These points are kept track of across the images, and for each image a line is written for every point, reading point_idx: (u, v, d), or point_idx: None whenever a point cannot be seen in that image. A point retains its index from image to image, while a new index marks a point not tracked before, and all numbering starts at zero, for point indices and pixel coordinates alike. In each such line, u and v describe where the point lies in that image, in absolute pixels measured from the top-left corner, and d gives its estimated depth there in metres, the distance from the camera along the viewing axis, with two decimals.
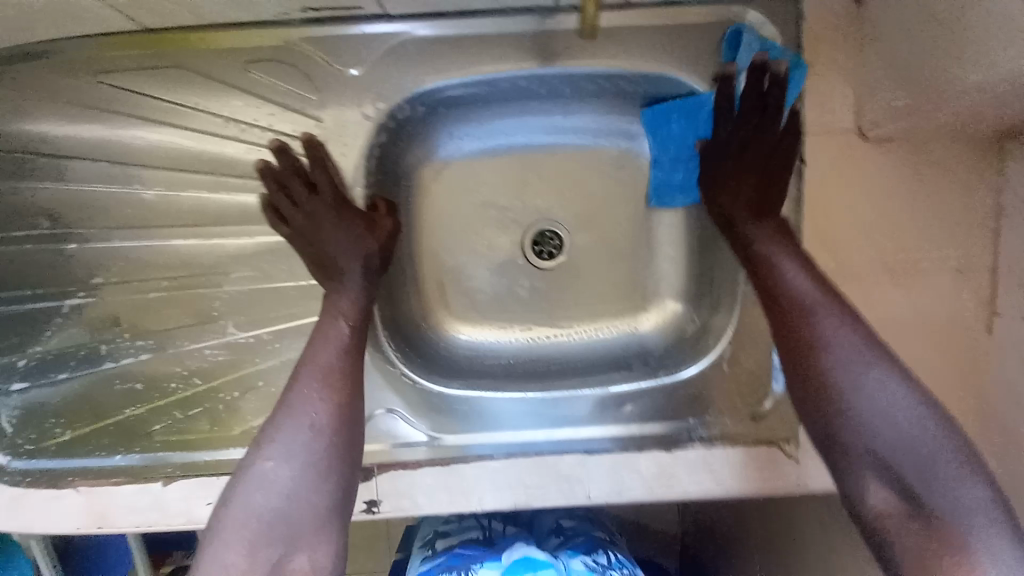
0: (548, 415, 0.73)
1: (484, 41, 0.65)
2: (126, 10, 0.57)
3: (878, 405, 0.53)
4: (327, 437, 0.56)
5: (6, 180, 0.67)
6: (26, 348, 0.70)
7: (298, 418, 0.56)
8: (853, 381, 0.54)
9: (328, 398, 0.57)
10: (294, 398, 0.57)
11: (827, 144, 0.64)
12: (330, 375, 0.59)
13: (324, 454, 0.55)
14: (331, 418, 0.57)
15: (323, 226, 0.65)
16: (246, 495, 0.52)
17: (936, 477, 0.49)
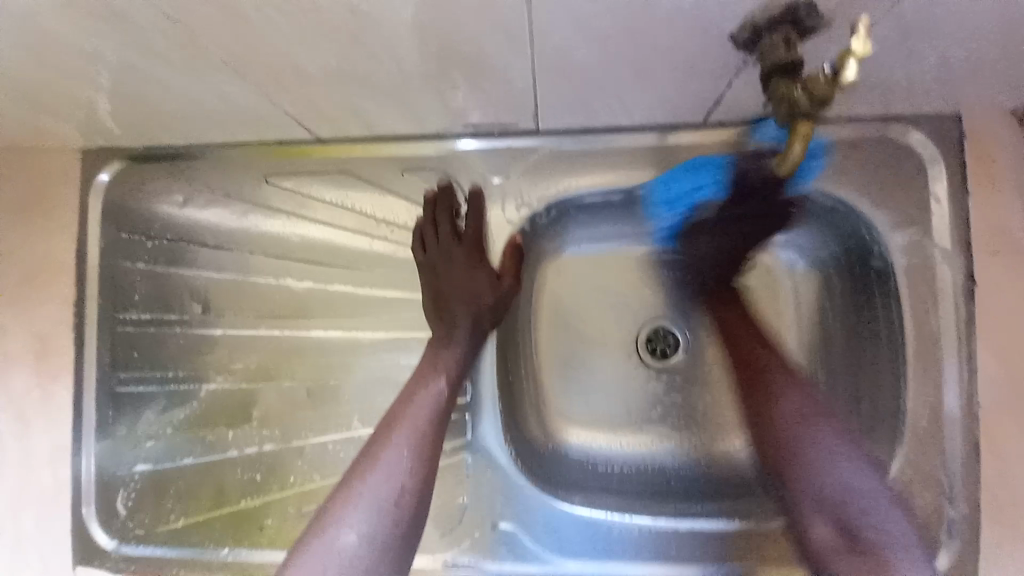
0: (680, 546, 0.66)
1: (628, 150, 0.66)
2: (305, 121, 0.62)
3: (844, 474, 0.62)
4: (405, 504, 0.57)
5: (163, 267, 0.72)
6: (156, 429, 0.71)
7: (382, 478, 0.58)
8: (822, 454, 0.64)
9: (415, 464, 0.59)
10: (384, 457, 0.59)
11: (996, 265, 0.61)
12: (421, 440, 0.60)
13: (399, 522, 0.57)
14: (413, 483, 0.58)
15: (453, 270, 0.67)
16: (321, 556, 0.54)
17: (876, 518, 0.60)
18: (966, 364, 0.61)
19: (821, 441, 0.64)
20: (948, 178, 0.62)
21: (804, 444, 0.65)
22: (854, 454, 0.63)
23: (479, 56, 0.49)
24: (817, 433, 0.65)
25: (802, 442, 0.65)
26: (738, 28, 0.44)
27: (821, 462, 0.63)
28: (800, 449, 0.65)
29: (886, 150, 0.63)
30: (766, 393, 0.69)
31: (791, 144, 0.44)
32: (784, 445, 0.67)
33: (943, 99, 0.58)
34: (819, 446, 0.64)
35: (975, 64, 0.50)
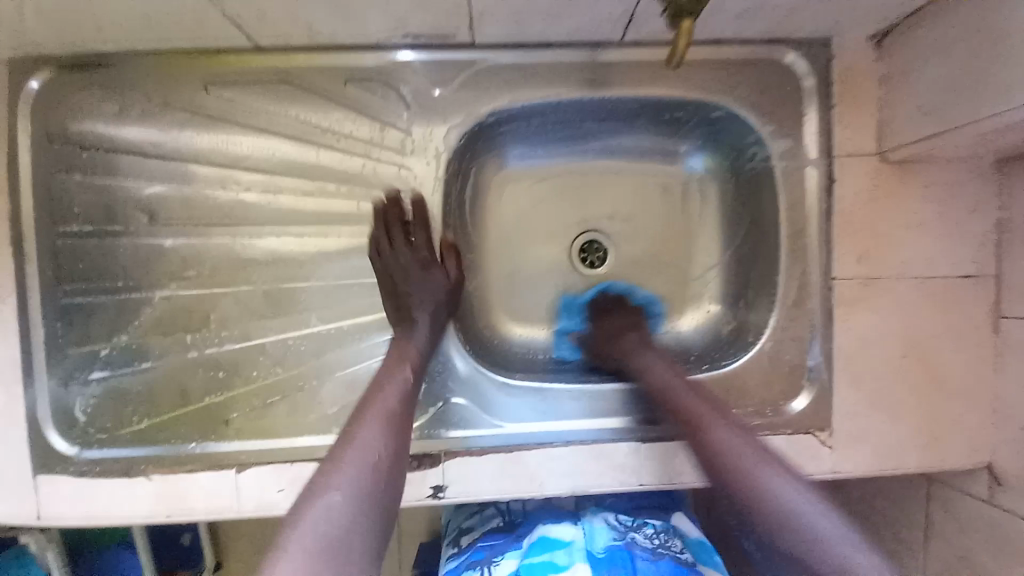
0: (605, 406, 0.77)
1: (558, 67, 0.73)
2: (244, 25, 0.63)
3: (789, 504, 0.58)
4: (379, 481, 0.56)
5: (100, 177, 0.71)
6: (110, 337, 0.73)
7: (355, 456, 0.57)
8: (753, 478, 0.61)
9: (390, 437, 0.60)
10: (360, 433, 0.59)
11: (853, 166, 0.75)
12: (391, 415, 0.62)
13: (372, 501, 0.55)
14: (384, 459, 0.58)
15: (407, 270, 0.73)
16: (310, 521, 0.52)
17: (811, 522, 0.57)
18: (830, 248, 0.75)
19: (757, 474, 0.61)
20: (819, 95, 0.74)
21: (736, 473, 0.62)
22: (787, 478, 0.60)
23: None
24: (749, 463, 0.62)
25: (738, 481, 0.61)
26: None
27: (751, 493, 0.60)
28: (736, 483, 0.62)
29: (771, 71, 0.74)
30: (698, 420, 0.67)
31: (678, 39, 0.52)
32: (724, 480, 0.63)
33: (815, 23, 0.69)
34: (741, 476, 0.61)
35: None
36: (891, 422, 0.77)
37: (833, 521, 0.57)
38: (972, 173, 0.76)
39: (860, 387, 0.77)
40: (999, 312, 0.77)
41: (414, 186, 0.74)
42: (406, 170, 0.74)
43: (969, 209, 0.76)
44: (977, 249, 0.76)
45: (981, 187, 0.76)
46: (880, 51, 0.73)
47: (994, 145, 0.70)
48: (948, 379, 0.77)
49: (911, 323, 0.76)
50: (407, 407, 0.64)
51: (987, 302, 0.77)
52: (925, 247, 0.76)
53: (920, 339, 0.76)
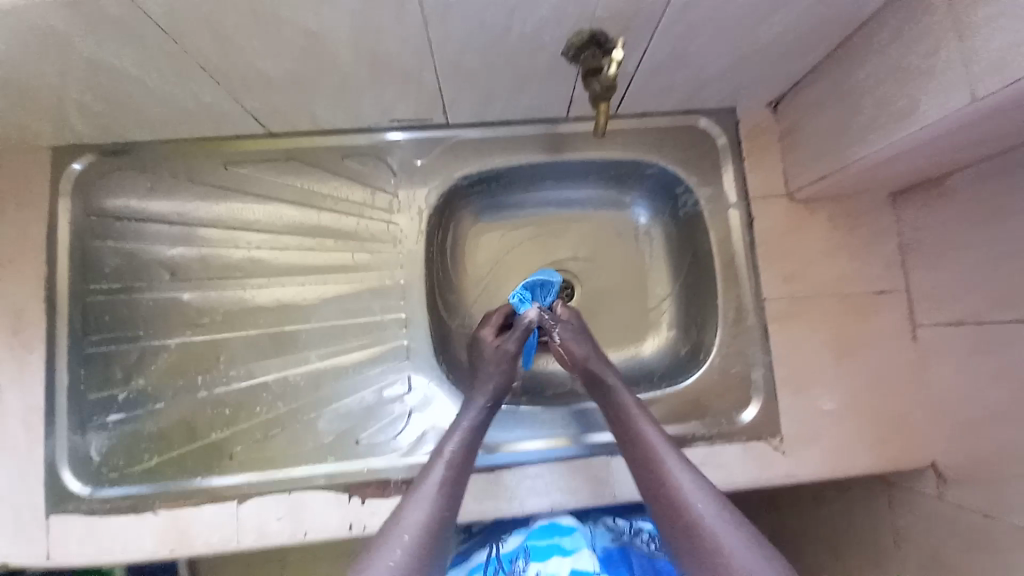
0: (576, 424, 0.84)
1: (517, 138, 0.89)
2: (261, 116, 0.79)
3: (704, 519, 0.61)
4: (427, 557, 0.59)
5: (131, 242, 0.84)
6: (128, 382, 0.81)
7: (406, 529, 0.60)
8: (672, 485, 0.64)
9: (442, 502, 0.63)
10: (407, 504, 0.63)
11: (768, 206, 0.89)
12: (444, 487, 0.64)
13: (421, 575, 0.57)
14: (434, 533, 0.61)
15: (485, 347, 0.79)
16: None
17: (712, 517, 0.61)
18: (757, 274, 0.88)
19: (678, 481, 0.64)
20: (732, 150, 0.91)
21: (660, 480, 0.65)
22: (704, 489, 0.63)
23: (400, 64, 0.68)
24: (673, 471, 0.65)
25: (660, 487, 0.65)
26: (561, 42, 0.67)
27: (671, 501, 0.63)
28: (659, 488, 0.65)
29: (691, 134, 0.91)
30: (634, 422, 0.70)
31: (598, 117, 0.71)
32: (649, 487, 0.66)
33: (718, 96, 0.86)
34: (667, 480, 0.65)
35: (727, 68, 0.77)
36: (835, 425, 0.86)
37: (746, 546, 0.58)
38: (872, 204, 0.90)
39: (801, 394, 0.86)
40: (916, 321, 0.88)
41: (401, 239, 0.87)
42: (394, 226, 0.87)
43: (873, 235, 0.89)
44: (886, 268, 0.89)
45: (881, 216, 0.90)
46: (777, 114, 0.90)
47: (879, 182, 0.85)
48: (880, 384, 0.87)
49: (838, 335, 0.87)
50: (461, 477, 0.66)
51: (903, 313, 0.88)
52: (840, 269, 0.88)
53: (849, 349, 0.87)
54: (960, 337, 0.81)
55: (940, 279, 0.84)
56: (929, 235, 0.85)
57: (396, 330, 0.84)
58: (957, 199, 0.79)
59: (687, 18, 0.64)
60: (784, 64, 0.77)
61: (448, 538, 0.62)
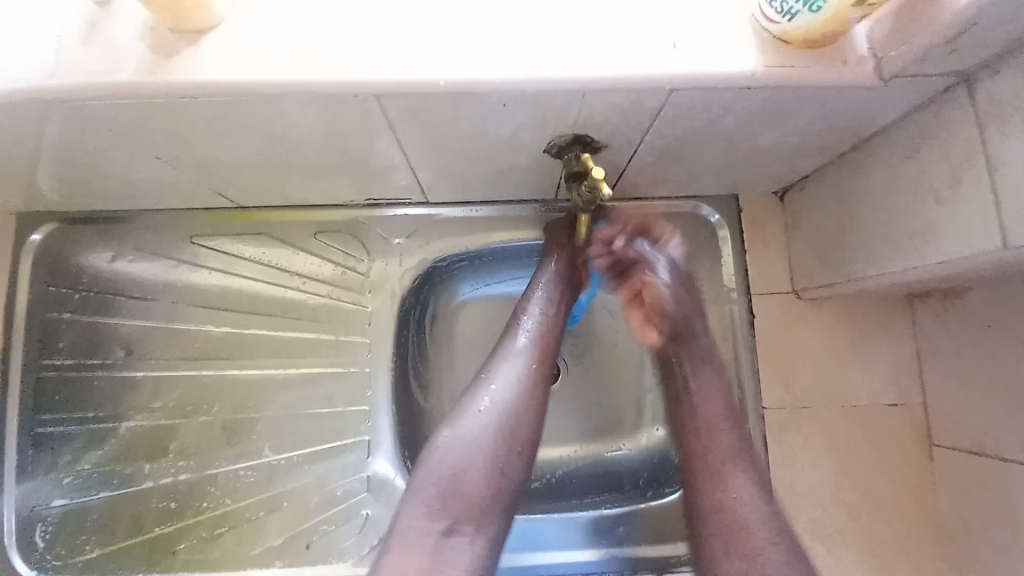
0: (547, 537, 0.79)
1: (502, 217, 0.82)
2: (228, 193, 0.74)
3: (732, 469, 0.65)
4: (524, 407, 0.63)
5: (88, 315, 0.79)
6: (75, 465, 0.77)
7: (501, 384, 0.64)
8: (718, 440, 0.67)
9: (534, 369, 0.66)
10: (497, 369, 0.65)
11: (769, 303, 0.82)
12: (532, 345, 0.68)
13: (518, 421, 0.62)
14: (531, 387, 0.64)
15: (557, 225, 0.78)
16: (454, 440, 0.60)
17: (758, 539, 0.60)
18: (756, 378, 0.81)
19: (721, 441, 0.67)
20: (734, 240, 0.84)
21: (700, 436, 0.68)
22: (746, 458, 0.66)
23: (370, 155, 0.63)
24: (718, 429, 0.68)
25: (703, 454, 0.66)
26: (544, 142, 0.61)
27: (707, 463, 0.66)
28: (704, 449, 0.67)
29: (690, 221, 0.85)
30: (700, 399, 0.70)
31: None
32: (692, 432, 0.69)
33: (720, 186, 0.80)
34: (707, 435, 0.67)
35: (729, 163, 0.71)
36: (834, 553, 0.78)
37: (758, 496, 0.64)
38: (882, 305, 0.81)
39: (798, 514, 0.78)
40: (933, 442, 0.79)
41: (370, 322, 0.82)
42: (364, 307, 0.82)
43: (888, 341, 0.81)
44: (898, 378, 0.80)
45: (897, 319, 0.81)
46: (784, 203, 0.84)
47: (895, 288, 0.77)
48: (887, 510, 0.78)
49: (841, 451, 0.79)
50: (551, 335, 0.70)
51: (919, 431, 0.79)
52: (848, 376, 0.80)
53: (852, 467, 0.79)
54: (977, 469, 0.72)
55: (957, 399, 0.75)
56: (946, 348, 0.76)
57: (357, 423, 0.79)
58: (977, 316, 0.71)
59: (682, 124, 0.58)
60: (792, 163, 0.71)
61: (546, 385, 0.66)
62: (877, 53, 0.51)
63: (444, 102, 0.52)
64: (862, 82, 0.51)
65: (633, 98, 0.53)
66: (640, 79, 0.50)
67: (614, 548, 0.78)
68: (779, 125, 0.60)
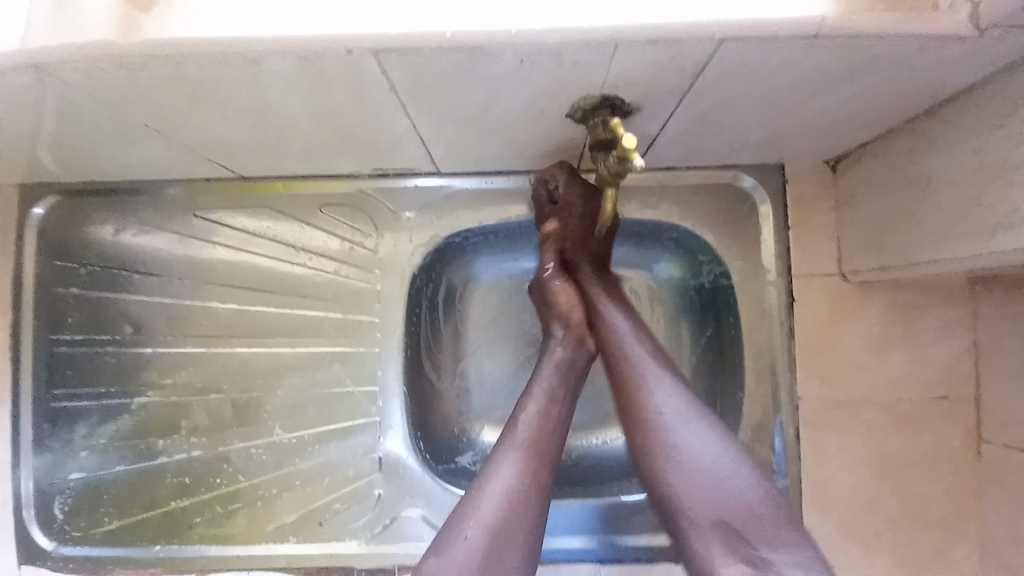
0: (564, 523, 0.77)
1: (518, 190, 0.76)
2: (224, 165, 0.69)
3: (683, 441, 0.56)
4: (530, 501, 0.56)
5: (93, 291, 0.78)
6: (90, 440, 0.77)
7: (494, 491, 0.56)
8: (654, 414, 0.57)
9: (540, 461, 0.58)
10: (500, 460, 0.57)
11: (811, 287, 0.75)
12: (539, 430, 0.59)
13: (513, 531, 0.54)
14: (529, 494, 0.56)
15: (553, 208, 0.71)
16: (461, 550, 0.53)
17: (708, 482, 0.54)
18: (791, 368, 0.75)
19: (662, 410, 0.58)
20: (775, 217, 0.76)
21: (642, 412, 0.58)
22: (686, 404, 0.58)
23: (369, 125, 0.57)
24: (653, 395, 0.58)
25: (646, 430, 0.57)
26: (565, 106, 0.54)
27: (652, 441, 0.57)
28: (648, 427, 0.57)
29: (727, 195, 0.76)
30: (625, 368, 0.61)
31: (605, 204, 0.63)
32: (627, 414, 0.59)
33: (764, 156, 0.71)
34: (647, 407, 0.58)
35: (779, 132, 0.62)
36: (863, 551, 0.74)
37: (721, 463, 0.55)
38: (943, 291, 0.72)
39: (828, 511, 0.74)
40: (984, 440, 0.72)
41: (379, 302, 0.78)
42: (372, 286, 0.78)
43: (945, 331, 0.72)
44: (953, 373, 0.73)
45: (959, 307, 0.72)
46: (836, 175, 0.74)
47: (960, 274, 0.68)
48: (926, 510, 0.73)
49: (880, 447, 0.74)
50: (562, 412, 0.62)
51: (971, 429, 0.73)
52: (895, 369, 0.73)
53: (892, 465, 0.73)
54: None
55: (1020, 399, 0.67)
56: (1013, 342, 0.68)
57: (367, 405, 0.77)
58: None
59: (726, 85, 0.50)
60: (853, 129, 0.62)
61: (546, 490, 0.57)
62: None
63: (447, 62, 0.44)
64: (956, 34, 0.42)
65: (670, 55, 0.44)
66: (680, 33, 0.42)
67: (631, 537, 0.76)
68: (844, 86, 0.51)
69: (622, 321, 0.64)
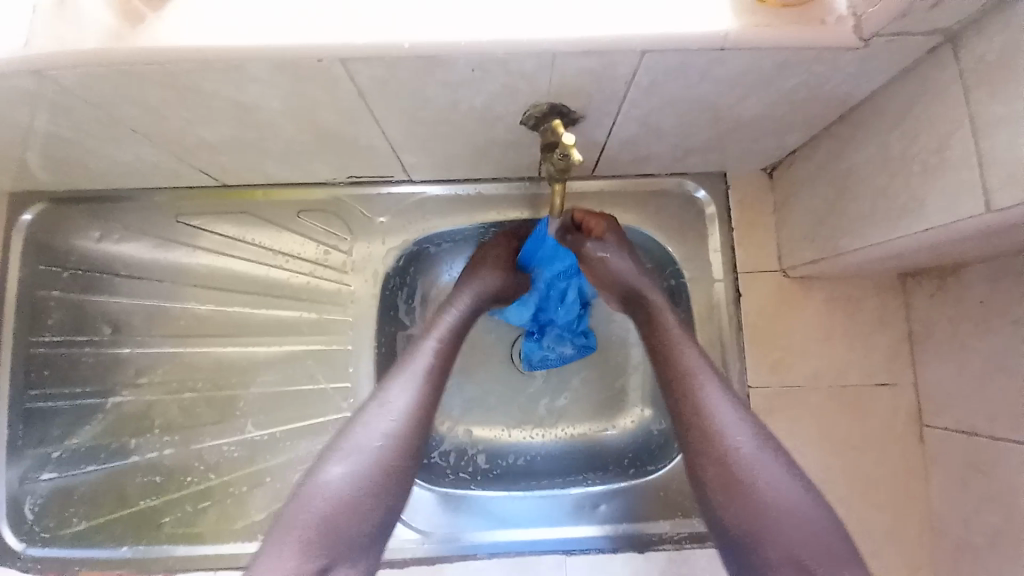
0: (532, 515, 0.78)
1: (485, 196, 0.81)
2: (209, 171, 0.74)
3: (733, 434, 0.62)
4: (417, 424, 0.63)
5: (73, 293, 0.80)
6: (64, 439, 0.79)
7: (388, 410, 0.63)
8: (692, 367, 0.66)
9: (427, 391, 0.65)
10: (391, 389, 0.64)
11: (756, 282, 0.81)
12: (433, 368, 0.67)
13: (394, 453, 0.61)
14: (410, 428, 0.62)
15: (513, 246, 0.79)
16: (346, 464, 0.59)
17: (763, 475, 0.59)
18: (741, 358, 0.80)
19: (722, 418, 0.63)
20: (721, 219, 0.82)
21: (694, 397, 0.64)
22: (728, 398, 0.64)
23: (343, 131, 0.63)
24: (703, 378, 0.65)
25: (685, 390, 0.65)
26: (520, 113, 0.60)
27: (705, 429, 0.62)
28: (705, 425, 0.63)
29: (676, 200, 0.83)
30: (680, 363, 0.67)
31: (553, 197, 0.66)
32: (666, 371, 0.68)
33: (706, 162, 0.78)
34: (699, 397, 0.64)
35: (714, 137, 0.69)
36: None
37: (768, 461, 0.60)
38: (877, 284, 0.79)
39: None
40: (924, 423, 0.76)
41: (352, 301, 0.82)
42: (346, 286, 0.82)
43: (881, 321, 0.78)
44: (889, 361, 0.78)
45: (892, 299, 0.78)
46: (773, 181, 0.82)
47: (887, 267, 0.74)
48: (875, 492, 0.77)
49: (828, 431, 0.78)
50: (449, 355, 0.70)
51: (912, 413, 0.77)
52: (838, 357, 0.79)
53: (839, 449, 0.78)
54: (970, 452, 0.70)
55: (949, 381, 0.72)
56: (939, 329, 0.73)
57: (339, 402, 0.79)
58: (972, 293, 0.68)
59: (659, 91, 0.57)
60: (778, 135, 0.69)
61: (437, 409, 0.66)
62: (856, 13, 0.49)
63: (407, 70, 0.51)
64: (842, 44, 0.50)
65: (604, 64, 0.51)
66: (608, 45, 0.49)
67: (595, 527, 0.78)
68: (760, 95, 0.58)
69: (670, 320, 0.71)
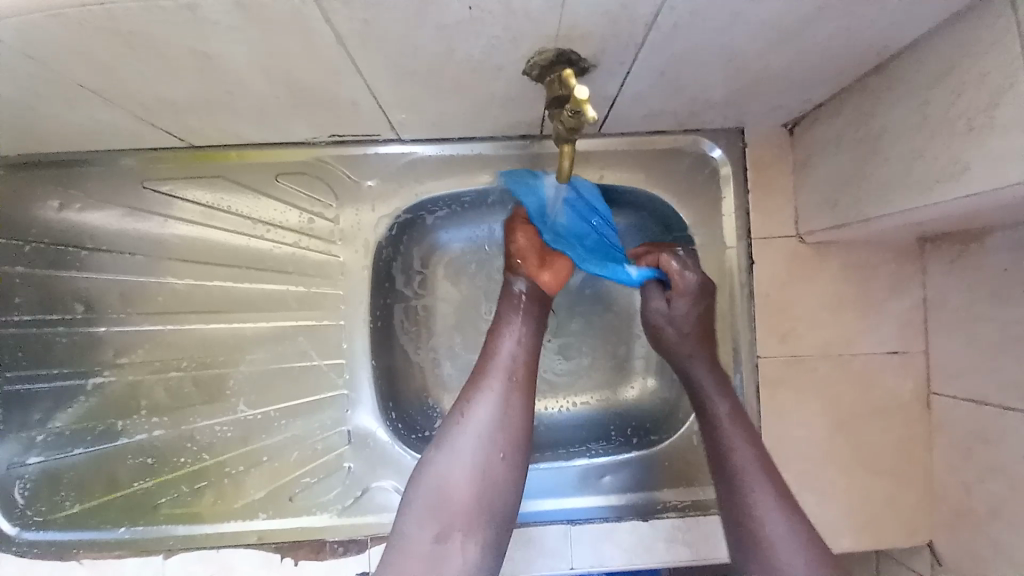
0: (536, 486, 0.78)
1: (482, 157, 0.74)
2: (173, 131, 0.66)
3: (735, 440, 0.69)
4: (508, 422, 0.62)
5: (36, 269, 0.74)
6: (44, 423, 0.75)
7: (478, 416, 0.61)
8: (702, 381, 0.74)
9: (514, 393, 0.63)
10: (475, 402, 0.62)
11: (770, 249, 0.76)
12: (518, 378, 0.64)
13: (500, 451, 0.60)
14: (512, 415, 0.62)
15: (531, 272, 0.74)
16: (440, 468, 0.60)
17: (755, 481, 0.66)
18: (751, 327, 0.77)
19: (738, 459, 0.68)
20: (735, 181, 0.77)
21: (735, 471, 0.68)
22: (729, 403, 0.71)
23: (321, 86, 0.56)
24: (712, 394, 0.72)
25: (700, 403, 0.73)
26: (523, 62, 0.53)
27: (729, 488, 0.68)
28: (727, 467, 0.68)
29: (689, 159, 0.77)
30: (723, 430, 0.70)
31: (562, 162, 0.60)
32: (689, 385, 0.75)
33: (723, 118, 0.72)
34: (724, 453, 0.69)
35: (737, 90, 0.62)
36: (818, 499, 0.77)
37: (754, 463, 0.67)
38: (895, 249, 0.75)
39: (784, 464, 0.77)
40: (932, 390, 0.75)
41: (342, 273, 0.76)
42: (334, 258, 0.76)
43: (897, 288, 0.75)
44: (902, 329, 0.76)
45: (910, 265, 0.75)
46: (794, 137, 0.76)
47: (909, 232, 0.70)
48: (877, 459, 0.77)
49: (835, 399, 0.77)
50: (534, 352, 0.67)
51: (920, 380, 0.76)
52: (849, 326, 0.76)
53: (845, 417, 0.77)
54: (978, 419, 0.69)
55: (964, 352, 0.70)
56: (956, 298, 0.70)
57: (334, 378, 0.76)
58: (996, 260, 0.64)
59: (680, 37, 0.50)
60: (806, 87, 0.63)
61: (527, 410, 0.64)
62: None
63: (393, 10, 0.43)
64: None
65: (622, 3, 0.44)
66: None
67: (601, 497, 0.78)
68: (794, 41, 0.52)
69: (726, 409, 0.71)
